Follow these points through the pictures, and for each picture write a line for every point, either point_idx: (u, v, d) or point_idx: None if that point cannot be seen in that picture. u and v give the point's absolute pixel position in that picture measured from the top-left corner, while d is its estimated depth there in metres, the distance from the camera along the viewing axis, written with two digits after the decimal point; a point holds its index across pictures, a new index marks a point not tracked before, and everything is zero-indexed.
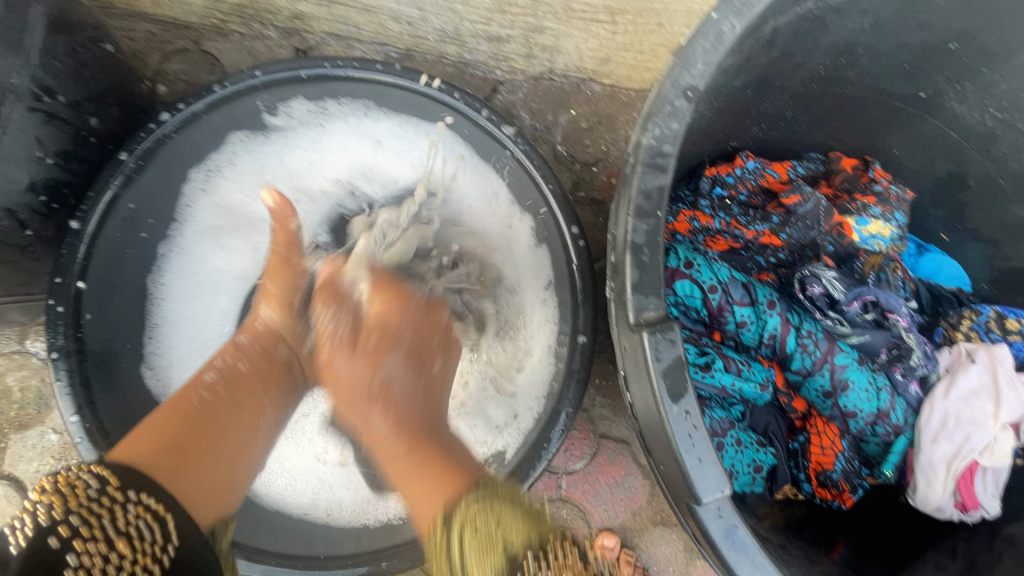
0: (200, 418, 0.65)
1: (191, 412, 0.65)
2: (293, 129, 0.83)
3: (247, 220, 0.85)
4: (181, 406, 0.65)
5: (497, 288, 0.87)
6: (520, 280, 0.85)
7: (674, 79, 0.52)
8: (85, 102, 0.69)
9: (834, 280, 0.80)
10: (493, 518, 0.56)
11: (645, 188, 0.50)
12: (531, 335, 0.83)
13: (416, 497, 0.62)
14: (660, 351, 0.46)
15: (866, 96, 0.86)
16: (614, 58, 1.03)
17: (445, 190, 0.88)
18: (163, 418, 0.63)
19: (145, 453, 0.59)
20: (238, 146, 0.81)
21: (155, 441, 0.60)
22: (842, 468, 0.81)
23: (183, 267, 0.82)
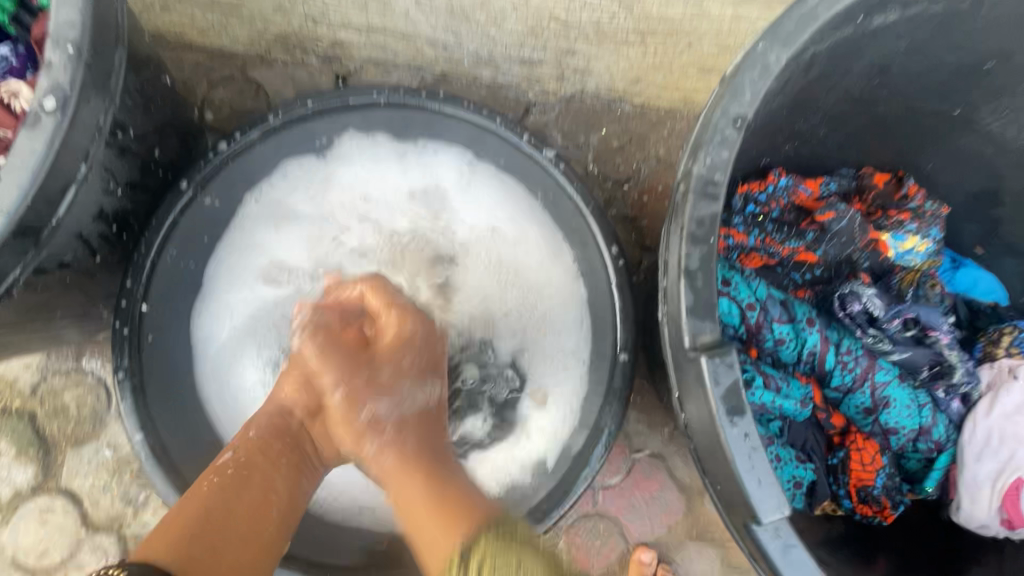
0: (227, 514, 0.58)
1: (219, 513, 0.58)
2: (347, 153, 0.86)
3: (297, 216, 0.87)
4: (205, 497, 0.59)
5: (534, 298, 0.87)
6: (561, 305, 0.85)
7: (724, 108, 0.54)
8: (151, 135, 0.73)
9: (874, 298, 0.81)
10: (513, 559, 0.49)
11: (698, 215, 0.52)
12: (566, 351, 0.85)
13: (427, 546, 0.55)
14: (719, 374, 0.48)
15: (900, 114, 0.87)
16: (644, 78, 1.06)
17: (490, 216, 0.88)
18: (193, 505, 0.58)
19: (167, 549, 0.53)
20: (293, 167, 0.85)
21: (181, 530, 0.55)
22: (883, 484, 0.80)
23: (230, 272, 0.84)
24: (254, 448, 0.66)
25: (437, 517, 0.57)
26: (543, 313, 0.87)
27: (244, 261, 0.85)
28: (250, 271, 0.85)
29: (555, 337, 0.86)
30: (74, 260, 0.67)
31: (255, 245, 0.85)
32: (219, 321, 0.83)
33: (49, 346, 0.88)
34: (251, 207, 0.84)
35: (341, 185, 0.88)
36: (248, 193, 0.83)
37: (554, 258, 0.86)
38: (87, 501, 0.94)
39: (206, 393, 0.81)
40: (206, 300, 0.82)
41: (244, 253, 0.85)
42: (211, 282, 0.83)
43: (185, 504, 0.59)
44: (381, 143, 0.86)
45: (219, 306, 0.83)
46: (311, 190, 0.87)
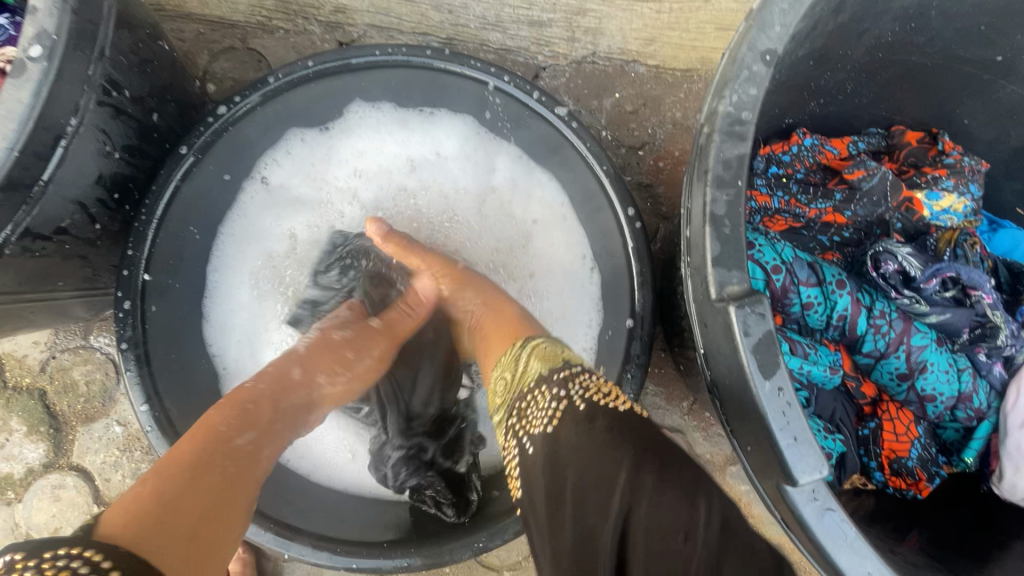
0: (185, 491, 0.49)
1: (206, 482, 0.51)
2: (351, 123, 0.86)
3: (299, 195, 0.88)
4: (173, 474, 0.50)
5: (538, 264, 0.88)
6: (562, 280, 0.86)
7: (751, 42, 0.49)
8: (147, 97, 0.70)
9: (910, 257, 0.76)
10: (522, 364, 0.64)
11: (724, 157, 0.48)
12: (571, 320, 0.85)
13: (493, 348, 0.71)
14: (749, 325, 0.44)
15: (935, 63, 0.82)
16: (659, 38, 1.02)
17: (493, 181, 0.89)
18: (171, 476, 0.50)
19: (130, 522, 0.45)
20: (294, 141, 0.84)
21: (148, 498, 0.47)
22: (919, 455, 0.76)
23: (236, 260, 0.85)
24: (238, 422, 0.58)
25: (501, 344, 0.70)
26: (535, 287, 0.88)
27: (245, 252, 0.86)
28: (251, 260, 0.86)
29: (547, 314, 0.87)
30: (72, 227, 0.65)
31: (257, 232, 0.87)
32: (226, 309, 0.85)
33: (57, 322, 0.87)
34: (254, 184, 0.84)
35: (346, 156, 0.88)
36: (255, 167, 0.83)
37: (557, 228, 0.87)
38: (99, 478, 0.94)
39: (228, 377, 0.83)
40: (210, 292, 0.83)
41: (250, 240, 0.86)
42: (219, 272, 0.84)
43: (159, 474, 0.50)
44: (383, 111, 0.85)
45: (224, 295, 0.85)
46: (313, 164, 0.87)
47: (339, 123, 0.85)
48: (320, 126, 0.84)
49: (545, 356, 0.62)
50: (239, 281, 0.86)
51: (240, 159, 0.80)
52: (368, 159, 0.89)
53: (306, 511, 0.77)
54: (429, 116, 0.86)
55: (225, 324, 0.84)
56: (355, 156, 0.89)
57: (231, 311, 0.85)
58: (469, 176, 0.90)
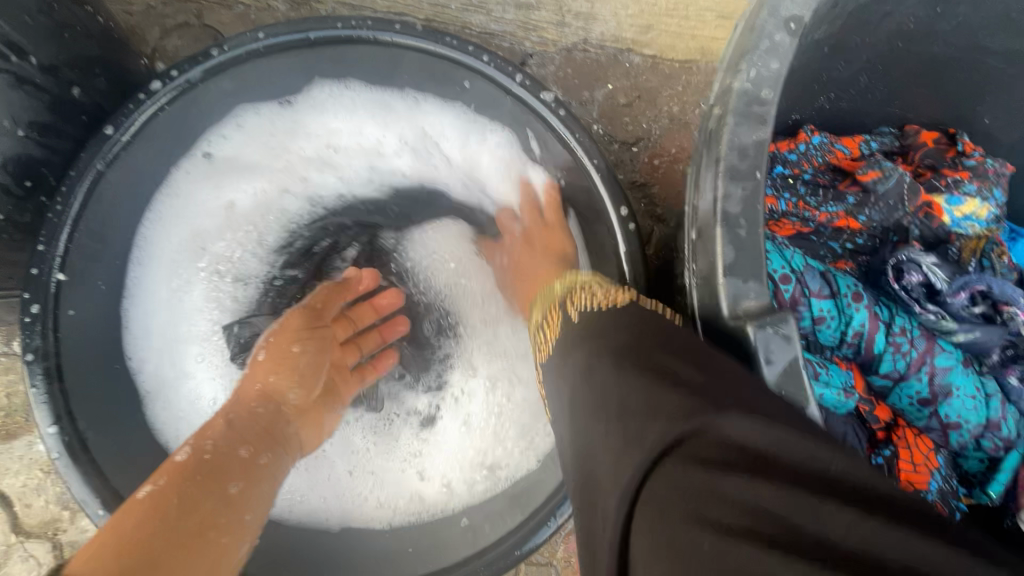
0: (164, 531, 0.47)
1: (168, 521, 0.48)
2: (318, 100, 0.75)
3: (247, 172, 0.79)
4: (154, 496, 0.50)
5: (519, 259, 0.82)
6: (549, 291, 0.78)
7: (773, 6, 0.41)
8: (65, 68, 0.60)
9: (935, 267, 0.68)
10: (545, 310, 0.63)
11: (739, 144, 0.40)
12: None
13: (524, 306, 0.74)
14: (772, 351, 0.38)
15: (957, 56, 0.75)
16: (657, 25, 0.93)
17: (477, 171, 0.81)
18: (133, 524, 0.47)
19: (107, 560, 0.43)
20: (250, 115, 0.74)
21: (124, 542, 0.45)
22: (940, 488, 0.68)
23: (167, 244, 0.75)
24: (222, 436, 0.58)
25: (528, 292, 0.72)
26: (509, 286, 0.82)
27: (175, 233, 0.76)
28: (180, 244, 0.76)
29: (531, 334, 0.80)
30: None
31: (193, 214, 0.77)
32: (147, 305, 0.75)
33: None
34: (194, 159, 0.74)
35: (311, 135, 0.79)
36: (198, 143, 0.73)
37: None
38: (18, 504, 0.83)
39: (144, 379, 0.74)
40: (129, 284, 0.73)
41: (186, 222, 0.76)
42: (144, 261, 0.74)
43: (122, 516, 0.48)
44: (346, 95, 0.75)
45: (148, 286, 0.74)
46: (272, 137, 0.78)
47: (301, 101, 0.75)
48: (276, 104, 0.74)
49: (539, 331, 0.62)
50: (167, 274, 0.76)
51: (179, 141, 0.70)
52: (335, 139, 0.80)
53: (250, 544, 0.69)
54: (404, 103, 0.76)
55: (148, 319, 0.75)
56: (323, 133, 0.79)
57: (155, 304, 0.75)
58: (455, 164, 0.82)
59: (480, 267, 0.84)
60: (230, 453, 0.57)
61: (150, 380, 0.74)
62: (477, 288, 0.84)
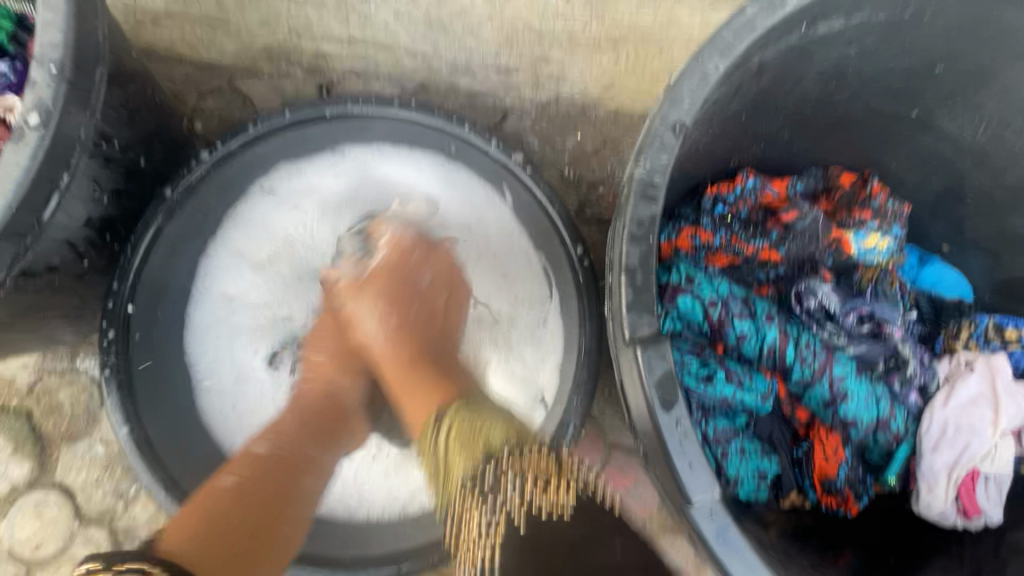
0: (244, 513, 0.67)
1: (233, 513, 0.67)
2: (365, 153, 0.92)
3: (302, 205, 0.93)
4: (221, 493, 0.68)
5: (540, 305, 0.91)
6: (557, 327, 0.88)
7: (663, 116, 0.57)
8: (135, 144, 0.77)
9: (829, 294, 0.84)
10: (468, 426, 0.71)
11: (638, 216, 0.55)
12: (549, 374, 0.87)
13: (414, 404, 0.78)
14: (652, 365, 0.51)
15: (860, 115, 0.90)
16: (617, 84, 1.09)
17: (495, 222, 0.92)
18: (206, 508, 0.66)
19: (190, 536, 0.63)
20: (309, 161, 0.90)
21: (199, 521, 0.65)
22: (845, 475, 0.83)
23: (229, 254, 0.90)
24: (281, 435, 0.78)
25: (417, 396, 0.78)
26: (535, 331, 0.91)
27: (238, 247, 0.91)
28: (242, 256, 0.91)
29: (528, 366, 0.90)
30: (62, 264, 0.71)
31: (255, 233, 0.91)
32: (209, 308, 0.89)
33: (45, 347, 0.93)
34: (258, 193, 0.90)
35: (363, 178, 0.93)
36: (257, 180, 0.89)
37: (524, 264, 0.91)
38: (81, 495, 0.98)
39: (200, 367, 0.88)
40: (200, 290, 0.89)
41: (247, 238, 0.91)
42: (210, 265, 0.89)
43: (200, 499, 0.68)
44: (381, 148, 0.91)
45: (213, 295, 0.90)
46: (328, 179, 0.93)
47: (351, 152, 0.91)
48: (324, 154, 0.90)
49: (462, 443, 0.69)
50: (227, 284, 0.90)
51: (240, 187, 0.88)
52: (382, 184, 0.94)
53: None
54: (426, 159, 0.91)
55: (208, 314, 0.89)
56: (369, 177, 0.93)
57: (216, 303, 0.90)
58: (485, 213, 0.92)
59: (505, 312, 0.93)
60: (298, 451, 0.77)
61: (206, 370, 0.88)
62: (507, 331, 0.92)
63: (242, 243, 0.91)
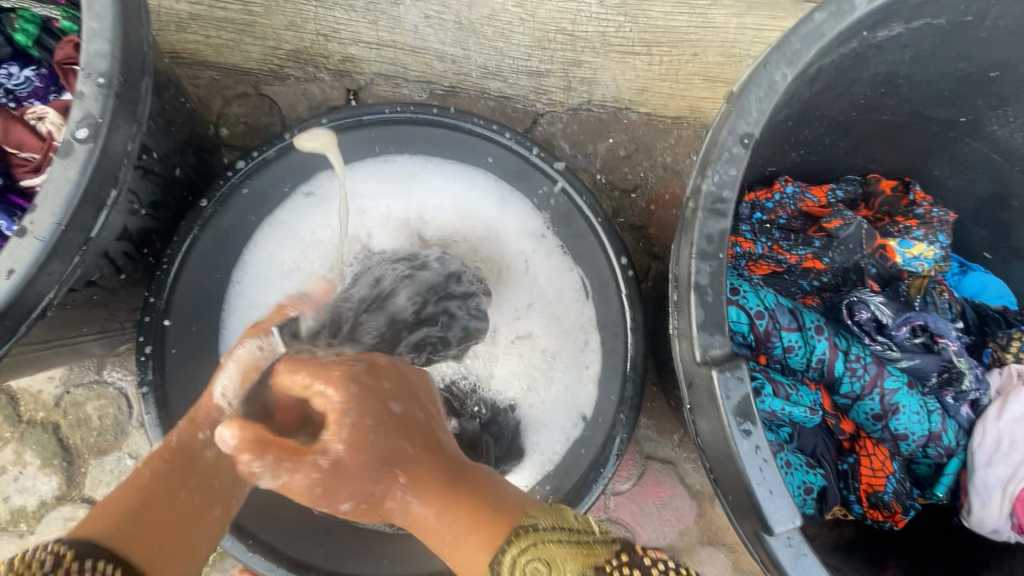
0: (166, 481, 0.64)
1: (163, 483, 0.63)
2: (414, 164, 0.91)
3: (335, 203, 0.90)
4: (152, 474, 0.64)
5: (576, 316, 0.89)
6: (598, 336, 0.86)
7: (731, 127, 0.55)
8: (171, 154, 0.75)
9: (882, 306, 0.82)
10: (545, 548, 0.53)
11: (707, 232, 0.53)
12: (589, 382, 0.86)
13: (463, 561, 0.54)
14: (729, 388, 0.49)
15: (905, 121, 0.89)
16: (650, 88, 1.07)
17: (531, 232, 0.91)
18: (129, 490, 0.61)
19: (104, 524, 0.57)
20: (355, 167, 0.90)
21: (119, 508, 0.59)
22: (894, 489, 0.81)
23: (263, 253, 0.87)
24: (161, 462, 0.65)
25: (472, 543, 0.54)
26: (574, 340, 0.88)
27: (274, 244, 0.88)
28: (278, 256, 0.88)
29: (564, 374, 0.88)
30: (101, 278, 0.69)
31: (295, 230, 0.89)
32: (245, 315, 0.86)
33: (73, 360, 0.91)
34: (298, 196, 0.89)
35: (410, 186, 0.92)
36: (302, 184, 0.88)
37: (559, 285, 0.90)
38: None
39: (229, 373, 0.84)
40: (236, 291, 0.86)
41: (285, 231, 0.89)
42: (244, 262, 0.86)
43: (129, 483, 0.62)
44: (434, 162, 0.91)
45: (243, 292, 0.86)
46: (372, 182, 0.91)
47: (397, 160, 0.91)
48: (373, 162, 0.90)
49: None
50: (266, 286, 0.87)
51: (282, 190, 0.86)
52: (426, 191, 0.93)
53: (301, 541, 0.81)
54: (480, 171, 0.90)
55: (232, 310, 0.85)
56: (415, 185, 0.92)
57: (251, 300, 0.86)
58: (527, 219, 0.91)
59: (545, 317, 0.90)
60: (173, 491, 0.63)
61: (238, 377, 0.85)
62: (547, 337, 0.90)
63: (277, 240, 0.88)
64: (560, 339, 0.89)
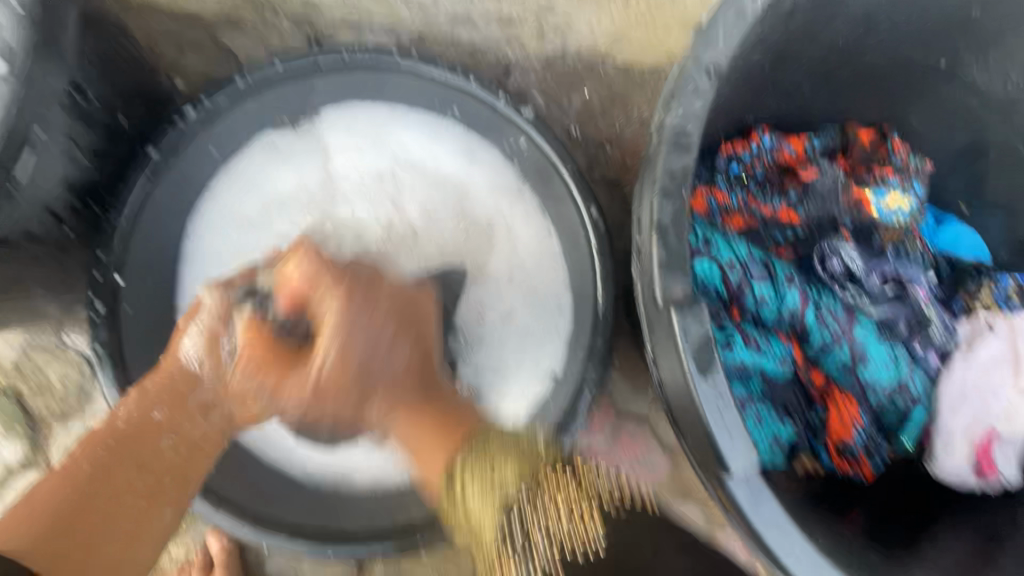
0: (106, 467, 0.62)
1: (85, 484, 0.60)
2: (387, 108, 0.82)
3: (302, 153, 0.82)
4: (88, 458, 0.62)
5: (556, 276, 0.83)
6: (578, 297, 0.82)
7: (696, 58, 0.52)
8: (114, 99, 0.71)
9: (853, 254, 0.83)
10: (488, 466, 0.64)
11: (670, 168, 0.51)
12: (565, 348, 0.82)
13: (424, 461, 0.67)
14: (689, 328, 0.49)
15: (884, 66, 0.86)
16: (625, 36, 1.01)
17: (512, 185, 0.84)
18: (47, 501, 0.58)
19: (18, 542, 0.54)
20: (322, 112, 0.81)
21: (32, 517, 0.56)
22: (862, 439, 0.82)
23: (220, 206, 0.80)
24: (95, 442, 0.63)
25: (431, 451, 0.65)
26: (556, 301, 0.83)
27: (232, 198, 0.80)
28: (234, 209, 0.80)
29: (540, 335, 0.84)
30: (46, 234, 0.66)
31: (254, 184, 0.81)
32: (199, 266, 0.79)
33: (30, 322, 0.88)
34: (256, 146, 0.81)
35: (381, 134, 0.84)
36: (263, 134, 0.80)
37: (539, 242, 0.84)
38: None
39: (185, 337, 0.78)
40: (189, 251, 0.79)
41: (242, 184, 0.81)
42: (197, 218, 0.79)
43: (40, 486, 0.60)
44: (405, 111, 0.83)
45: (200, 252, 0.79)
46: (340, 131, 0.83)
47: (365, 104, 0.82)
48: (337, 111, 0.82)
49: (483, 494, 0.63)
50: (219, 245, 0.80)
51: (239, 135, 0.79)
52: (397, 140, 0.84)
53: (268, 501, 0.80)
54: (453, 118, 0.83)
55: (187, 266, 0.79)
56: (383, 131, 0.84)
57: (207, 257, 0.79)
58: (507, 169, 0.84)
59: (525, 276, 0.84)
60: (144, 418, 0.65)
61: None
62: (529, 297, 0.84)
63: (235, 192, 0.81)
64: (540, 300, 0.84)
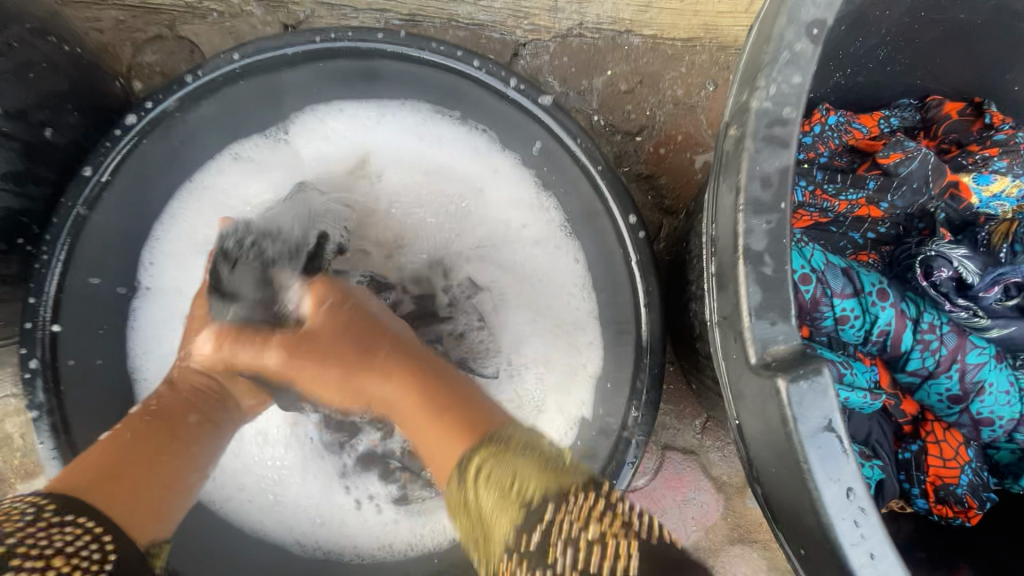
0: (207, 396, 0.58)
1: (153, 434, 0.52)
2: (372, 112, 0.74)
3: (279, 166, 0.73)
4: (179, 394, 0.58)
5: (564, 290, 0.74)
6: (592, 319, 0.72)
7: (792, 11, 0.37)
8: (35, 111, 0.57)
9: (966, 260, 0.66)
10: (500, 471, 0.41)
11: (762, 171, 0.36)
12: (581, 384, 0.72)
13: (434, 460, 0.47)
14: (804, 406, 0.34)
15: (985, 21, 0.69)
16: (655, 4, 0.87)
17: (510, 187, 0.75)
18: (102, 452, 0.49)
19: (78, 478, 0.45)
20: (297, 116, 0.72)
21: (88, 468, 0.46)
22: (969, 481, 0.66)
23: (183, 230, 0.71)
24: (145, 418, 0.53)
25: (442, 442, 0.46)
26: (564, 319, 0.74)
27: (197, 219, 0.71)
28: (202, 232, 0.71)
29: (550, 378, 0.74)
30: None
31: (223, 204, 0.72)
32: (158, 301, 0.70)
33: None
34: (224, 162, 0.72)
35: (367, 135, 0.75)
36: (228, 145, 0.71)
37: (550, 255, 0.74)
38: None
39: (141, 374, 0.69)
40: (147, 281, 0.70)
41: (208, 203, 0.71)
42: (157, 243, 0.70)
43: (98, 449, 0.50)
44: (391, 105, 0.73)
45: (160, 283, 0.70)
46: (319, 138, 0.74)
47: (348, 105, 0.73)
48: (311, 114, 0.72)
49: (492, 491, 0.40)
50: (181, 276, 0.71)
51: (195, 149, 0.68)
52: (382, 143, 0.75)
53: None
54: (449, 112, 0.73)
55: (150, 297, 0.70)
56: (367, 133, 0.75)
57: (170, 288, 0.71)
58: (511, 171, 0.74)
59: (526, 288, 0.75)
60: (173, 400, 0.55)
61: (160, 372, 0.70)
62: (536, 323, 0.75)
63: (200, 213, 0.71)
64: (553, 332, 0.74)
